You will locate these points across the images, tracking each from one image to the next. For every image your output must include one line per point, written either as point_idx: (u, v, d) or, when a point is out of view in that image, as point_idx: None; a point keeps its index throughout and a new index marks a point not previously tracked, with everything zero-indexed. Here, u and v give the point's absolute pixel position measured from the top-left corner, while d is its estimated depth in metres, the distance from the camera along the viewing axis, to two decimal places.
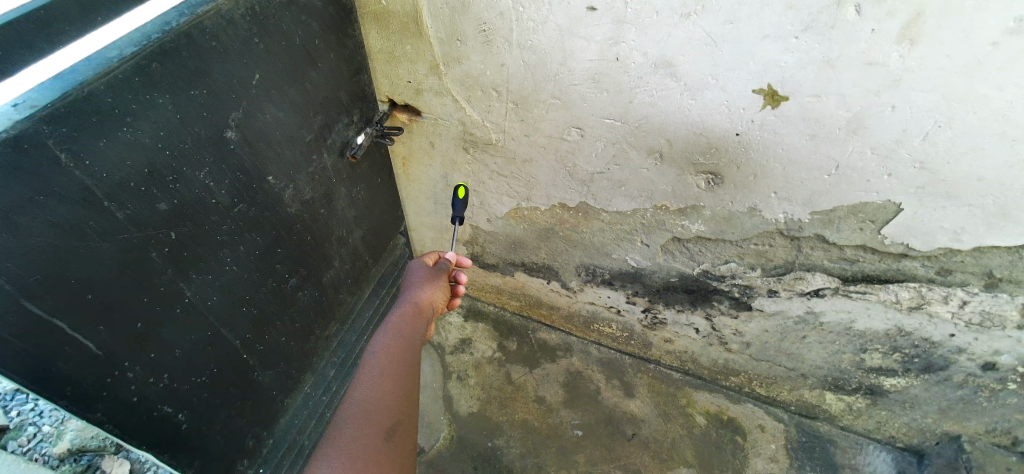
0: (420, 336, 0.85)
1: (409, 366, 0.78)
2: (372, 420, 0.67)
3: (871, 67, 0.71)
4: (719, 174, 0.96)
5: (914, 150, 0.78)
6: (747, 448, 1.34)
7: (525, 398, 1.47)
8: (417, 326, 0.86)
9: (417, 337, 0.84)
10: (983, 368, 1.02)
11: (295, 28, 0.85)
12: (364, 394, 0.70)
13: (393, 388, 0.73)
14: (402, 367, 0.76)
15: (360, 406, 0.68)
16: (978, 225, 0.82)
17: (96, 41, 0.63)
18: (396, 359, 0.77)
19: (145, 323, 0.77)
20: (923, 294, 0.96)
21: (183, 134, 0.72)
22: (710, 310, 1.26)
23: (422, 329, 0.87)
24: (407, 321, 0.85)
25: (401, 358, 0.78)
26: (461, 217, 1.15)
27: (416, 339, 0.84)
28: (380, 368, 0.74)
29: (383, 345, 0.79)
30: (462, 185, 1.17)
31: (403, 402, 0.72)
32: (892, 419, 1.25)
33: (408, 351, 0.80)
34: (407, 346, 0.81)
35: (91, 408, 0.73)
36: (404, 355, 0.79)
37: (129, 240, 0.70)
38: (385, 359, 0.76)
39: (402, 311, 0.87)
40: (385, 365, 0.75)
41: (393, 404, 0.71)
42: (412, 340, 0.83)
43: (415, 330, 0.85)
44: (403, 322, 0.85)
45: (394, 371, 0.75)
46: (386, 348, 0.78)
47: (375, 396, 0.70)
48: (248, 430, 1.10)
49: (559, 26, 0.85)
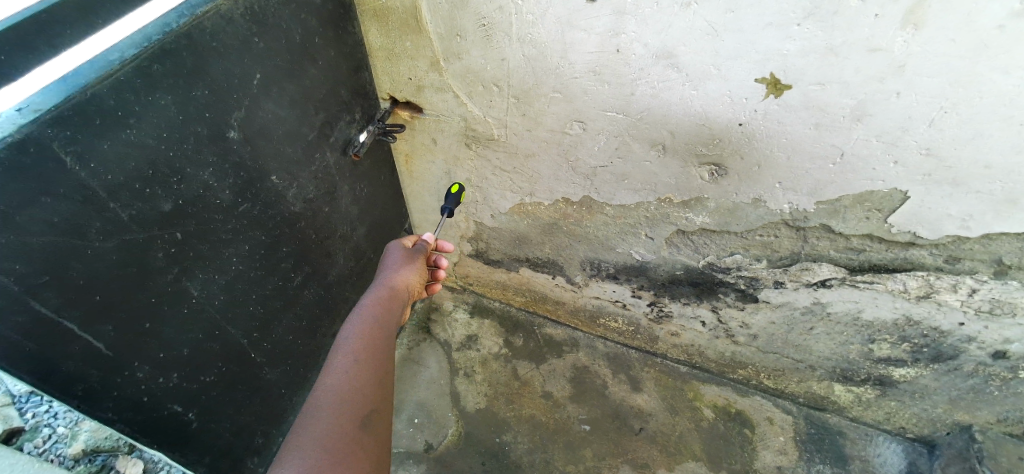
0: (394, 319, 0.86)
1: (383, 350, 0.79)
2: (346, 407, 0.68)
3: (874, 53, 0.71)
4: (722, 165, 0.95)
5: (920, 137, 0.77)
6: (755, 441, 1.34)
7: (532, 393, 1.48)
8: (391, 309, 0.86)
9: (392, 321, 0.85)
10: (993, 357, 1.01)
11: (294, 26, 0.85)
12: (337, 381, 0.70)
13: (367, 374, 0.73)
14: (375, 352, 0.77)
15: (334, 393, 0.69)
16: (986, 212, 0.82)
17: (98, 44, 0.64)
18: (370, 344, 0.78)
19: (151, 322, 0.78)
20: (931, 283, 0.95)
21: (184, 134, 0.73)
22: (715, 302, 1.26)
23: (397, 313, 0.88)
24: (381, 306, 0.86)
25: (374, 343, 0.79)
26: (450, 209, 1.17)
27: (390, 323, 0.84)
28: (353, 354, 0.75)
29: (357, 330, 0.79)
30: (457, 184, 1.20)
31: (377, 386, 0.73)
32: (902, 409, 1.24)
33: (382, 335, 0.81)
34: (380, 330, 0.81)
35: (101, 406, 0.74)
36: (378, 340, 0.79)
37: (133, 240, 0.71)
38: (358, 345, 0.77)
39: (376, 296, 0.87)
40: (358, 352, 0.76)
41: (367, 389, 0.72)
42: (386, 324, 0.83)
43: (389, 313, 0.85)
44: (378, 306, 0.85)
45: (367, 357, 0.76)
46: (360, 334, 0.79)
47: (348, 382, 0.71)
48: (257, 428, 1.11)
49: (558, 19, 0.85)
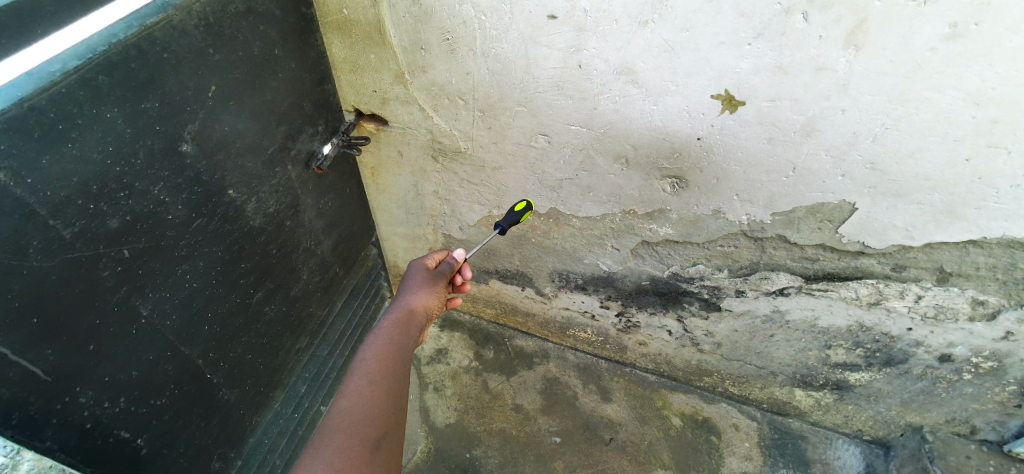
0: (410, 343, 0.85)
1: (399, 374, 0.78)
2: (359, 429, 0.68)
3: (822, 71, 0.74)
4: (683, 178, 0.98)
5: (866, 151, 0.81)
6: (722, 447, 1.36)
7: (503, 406, 1.47)
8: (409, 331, 0.86)
9: (409, 345, 0.84)
10: (940, 360, 1.06)
11: (253, 37, 0.84)
12: (354, 403, 0.70)
13: (381, 398, 0.73)
14: (392, 376, 0.76)
15: (348, 415, 0.69)
16: (927, 222, 0.86)
17: (36, 54, 0.60)
18: (387, 367, 0.77)
19: (97, 344, 0.74)
20: (881, 290, 0.99)
21: (135, 148, 0.70)
22: (681, 311, 1.28)
23: (415, 336, 0.87)
24: (398, 329, 0.85)
25: (391, 365, 0.78)
26: (505, 227, 1.06)
27: (407, 347, 0.84)
28: (370, 378, 0.74)
29: (375, 352, 0.79)
30: (525, 204, 1.09)
31: (389, 411, 0.72)
32: (859, 413, 1.28)
33: (400, 359, 0.80)
34: (397, 352, 0.81)
35: (40, 435, 0.70)
36: (396, 363, 0.79)
37: (75, 259, 0.68)
38: (376, 367, 0.76)
39: (394, 319, 0.86)
40: (375, 374, 0.75)
41: (382, 412, 0.71)
42: (403, 347, 0.83)
43: (406, 336, 0.85)
44: (395, 329, 0.84)
45: (384, 379, 0.75)
46: (376, 356, 0.78)
47: (363, 405, 0.70)
48: (214, 451, 1.06)
49: (521, 33, 0.86)
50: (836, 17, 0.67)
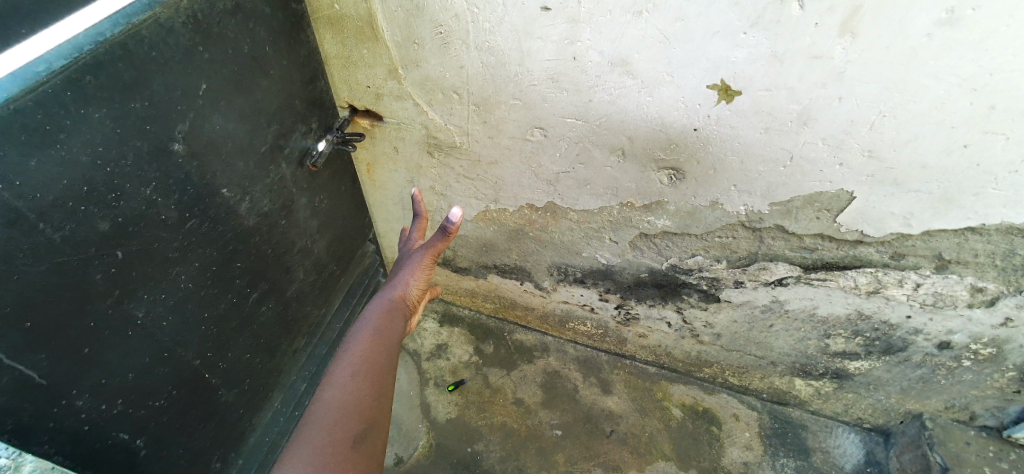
0: (395, 332, 0.85)
1: (384, 364, 0.78)
2: (342, 417, 0.68)
3: (817, 60, 0.73)
4: (680, 170, 0.97)
5: (862, 140, 0.80)
6: (723, 438, 1.37)
7: (503, 400, 1.47)
8: (394, 325, 0.85)
9: (395, 335, 0.84)
10: (939, 347, 1.06)
11: (241, 35, 0.83)
12: (337, 392, 0.71)
13: (365, 387, 0.73)
14: (377, 366, 0.77)
15: (332, 404, 0.70)
16: (925, 210, 0.85)
17: (21, 55, 0.59)
18: (371, 357, 0.78)
19: (91, 347, 0.74)
20: (879, 278, 0.99)
21: (123, 149, 0.69)
22: (680, 303, 1.28)
23: (400, 326, 0.87)
24: (383, 318, 0.85)
25: (377, 355, 0.78)
26: None
27: (393, 336, 0.84)
28: (355, 373, 0.75)
29: (360, 343, 0.80)
30: None
31: (373, 400, 0.73)
32: (858, 401, 1.29)
33: (385, 348, 0.80)
34: (382, 341, 0.81)
35: (36, 440, 0.70)
36: (381, 352, 0.79)
37: (66, 261, 0.67)
38: (360, 357, 0.77)
39: (379, 308, 0.86)
40: (360, 364, 0.76)
41: (365, 402, 0.72)
42: (389, 336, 0.83)
43: (391, 330, 0.84)
44: (380, 319, 0.84)
45: (368, 368, 0.76)
46: (362, 347, 0.79)
47: (348, 394, 0.71)
48: (213, 451, 1.07)
49: (514, 26, 0.85)
50: (830, 6, 0.66)
